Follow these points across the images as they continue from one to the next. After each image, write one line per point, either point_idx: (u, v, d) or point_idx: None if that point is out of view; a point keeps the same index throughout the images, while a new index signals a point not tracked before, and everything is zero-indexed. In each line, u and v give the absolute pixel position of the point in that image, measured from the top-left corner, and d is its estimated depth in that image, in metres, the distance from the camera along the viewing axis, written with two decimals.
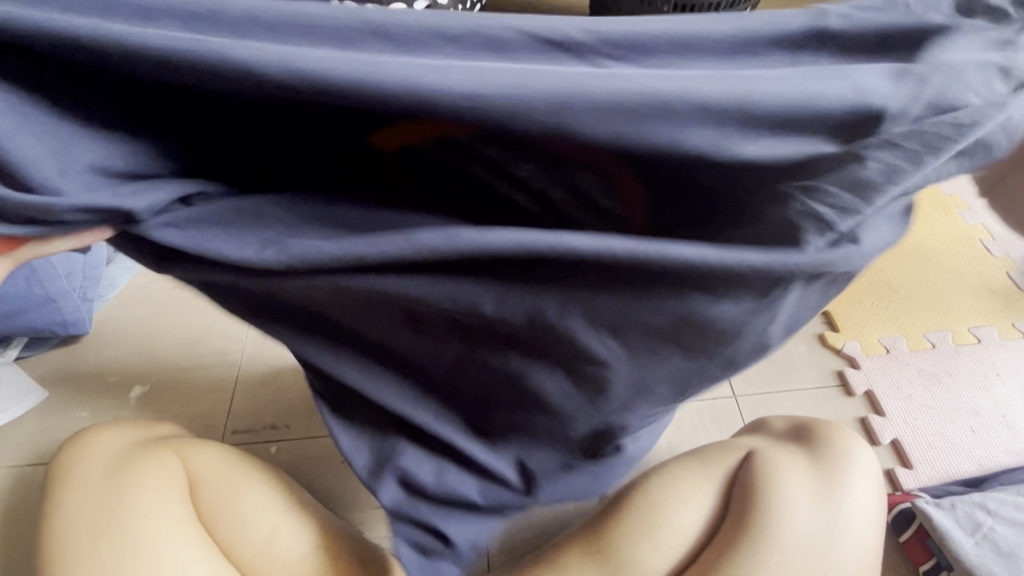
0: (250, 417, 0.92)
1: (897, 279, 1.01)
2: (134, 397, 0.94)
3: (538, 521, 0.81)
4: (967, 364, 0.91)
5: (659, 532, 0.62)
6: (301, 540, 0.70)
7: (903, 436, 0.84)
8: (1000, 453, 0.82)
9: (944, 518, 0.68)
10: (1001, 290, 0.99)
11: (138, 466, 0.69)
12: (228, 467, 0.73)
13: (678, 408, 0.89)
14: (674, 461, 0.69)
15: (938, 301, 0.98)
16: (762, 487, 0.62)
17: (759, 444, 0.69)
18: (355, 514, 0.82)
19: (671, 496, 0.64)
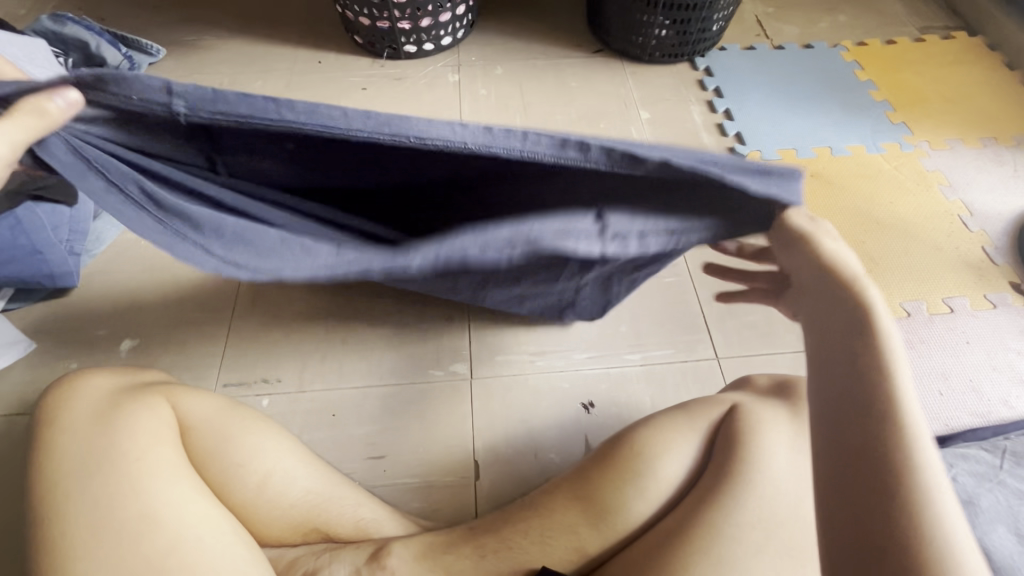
0: (241, 371, 0.93)
1: (878, 251, 1.05)
2: (125, 350, 0.95)
3: (527, 471, 0.83)
4: (939, 332, 0.94)
5: (643, 481, 0.64)
6: (294, 486, 0.72)
7: None
8: (966, 415, 0.86)
9: None
10: (975, 263, 1.03)
11: (129, 410, 0.68)
12: (219, 416, 0.73)
13: (663, 368, 0.92)
14: (660, 416, 0.70)
15: (915, 273, 1.01)
16: (745, 436, 0.64)
17: (745, 398, 0.70)
18: (348, 464, 0.84)
19: (655, 447, 0.66)
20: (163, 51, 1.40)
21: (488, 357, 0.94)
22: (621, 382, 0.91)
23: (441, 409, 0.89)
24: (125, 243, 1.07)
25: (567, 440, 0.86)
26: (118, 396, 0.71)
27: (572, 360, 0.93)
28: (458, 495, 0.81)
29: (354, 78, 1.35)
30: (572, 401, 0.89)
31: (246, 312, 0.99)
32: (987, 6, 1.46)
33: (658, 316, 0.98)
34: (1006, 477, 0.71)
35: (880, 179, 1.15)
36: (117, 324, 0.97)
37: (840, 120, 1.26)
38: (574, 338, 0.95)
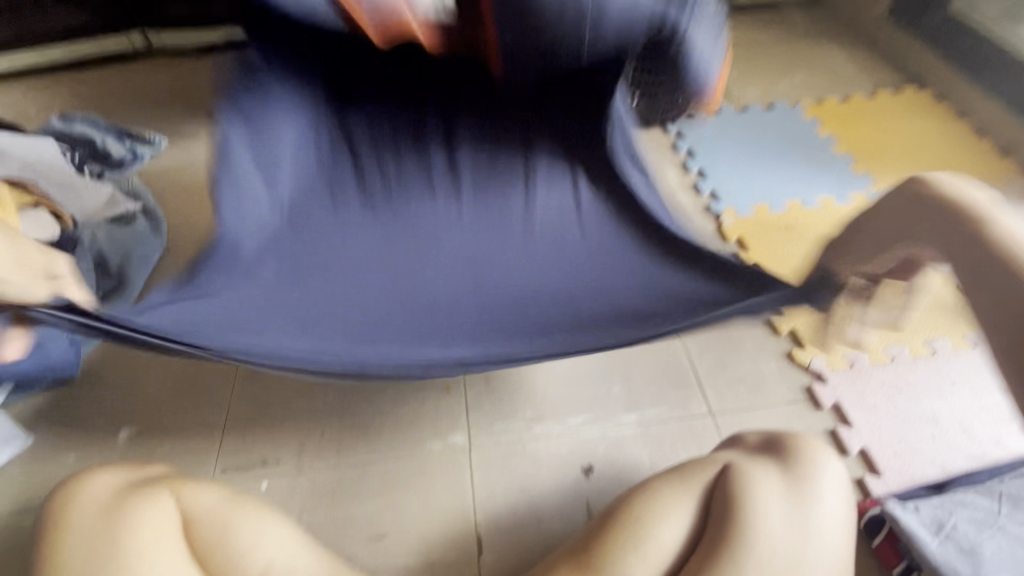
0: (239, 455, 0.93)
1: (857, 298, 1.08)
2: (123, 439, 0.95)
3: (530, 541, 0.83)
4: (923, 374, 0.97)
5: (643, 547, 0.64)
6: (298, 571, 0.71)
7: (870, 447, 0.88)
8: (960, 458, 0.87)
9: (911, 520, 0.72)
10: (952, 304, 1.07)
11: (133, 505, 0.69)
12: (223, 505, 0.73)
13: (659, 426, 0.93)
14: (655, 479, 0.71)
15: (896, 318, 1.05)
16: (740, 497, 0.65)
17: (736, 456, 0.71)
18: (348, 547, 0.83)
19: (653, 512, 0.67)
20: (165, 141, 1.47)
21: (485, 426, 0.94)
22: (618, 444, 0.92)
23: (440, 483, 0.89)
24: None
25: (568, 508, 0.86)
26: (123, 491, 0.71)
27: (569, 424, 0.94)
28: (461, 573, 0.80)
29: (346, 158, 1.43)
30: (570, 466, 0.90)
31: (244, 395, 1.00)
32: (931, 62, 1.58)
33: (650, 373, 1.00)
34: (1006, 522, 0.71)
35: None
36: (115, 414, 0.98)
37: (808, 175, 1.33)
38: (569, 403, 0.97)
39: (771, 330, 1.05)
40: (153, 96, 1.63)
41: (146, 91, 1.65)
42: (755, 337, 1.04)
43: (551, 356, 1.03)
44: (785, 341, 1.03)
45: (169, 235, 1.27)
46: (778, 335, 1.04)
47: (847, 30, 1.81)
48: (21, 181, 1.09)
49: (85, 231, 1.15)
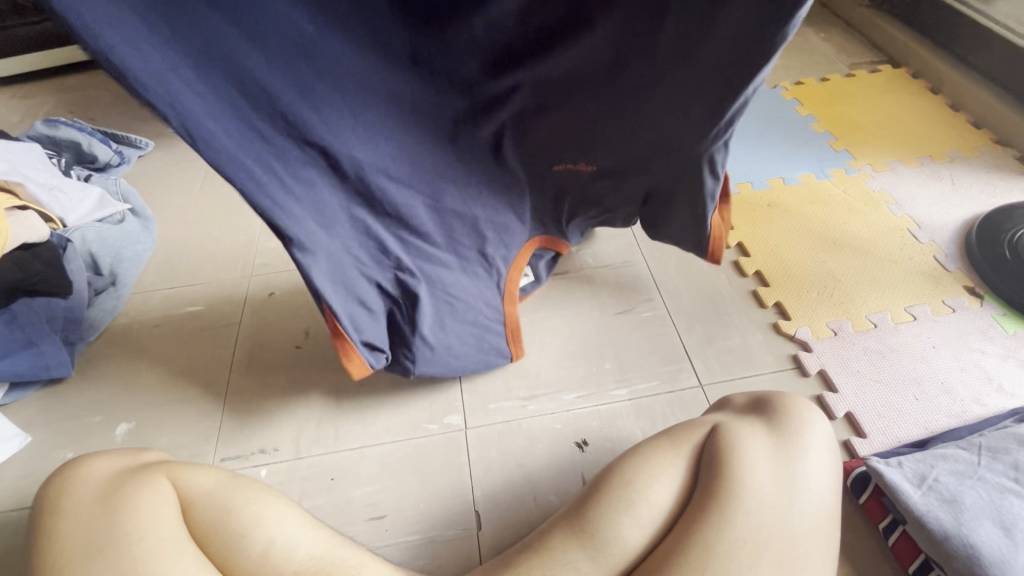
0: (238, 444, 0.94)
1: (839, 269, 1.11)
2: (120, 434, 0.95)
3: (527, 514, 0.84)
4: (905, 339, 0.99)
5: (635, 506, 0.66)
6: (297, 550, 0.72)
7: (855, 410, 0.91)
8: (942, 417, 0.89)
9: (894, 474, 0.74)
10: (930, 272, 1.10)
11: (133, 490, 0.71)
12: (221, 488, 0.74)
13: (650, 399, 0.95)
14: (646, 442, 0.73)
15: (877, 287, 1.07)
16: (728, 453, 0.67)
17: (725, 418, 0.73)
18: (348, 528, 0.84)
19: (644, 473, 0.68)
20: (152, 143, 1.48)
21: (480, 406, 0.96)
22: (611, 418, 0.94)
23: (438, 463, 0.90)
24: (120, 328, 1.10)
25: (564, 482, 0.87)
26: (118, 479, 0.72)
27: (562, 401, 0.96)
28: (461, 548, 0.81)
29: None
30: (565, 441, 0.91)
31: (240, 386, 1.01)
32: (905, 42, 1.61)
33: (640, 349, 1.02)
34: (985, 472, 0.74)
35: (832, 203, 1.23)
36: (112, 410, 0.98)
37: (789, 153, 1.36)
38: (561, 381, 0.98)
39: (756, 303, 1.07)
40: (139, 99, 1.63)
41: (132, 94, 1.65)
42: (741, 311, 1.06)
43: (542, 337, 1.04)
44: (771, 313, 1.05)
45: (159, 234, 1.27)
46: (764, 308, 1.06)
47: (823, 15, 1.84)
48: (9, 182, 1.07)
49: (74, 232, 1.12)
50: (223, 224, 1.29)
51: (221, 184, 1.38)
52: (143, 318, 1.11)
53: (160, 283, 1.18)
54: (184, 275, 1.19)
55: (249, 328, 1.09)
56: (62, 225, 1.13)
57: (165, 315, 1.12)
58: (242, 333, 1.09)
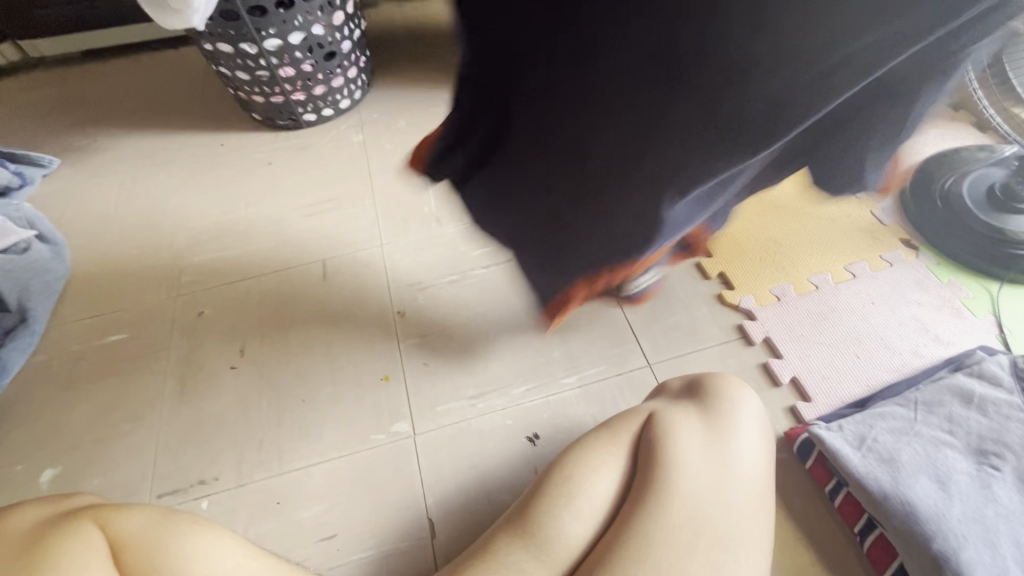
0: (175, 477, 0.89)
1: (780, 233, 1.11)
2: (46, 481, 0.89)
3: (482, 516, 0.83)
4: (845, 298, 1.00)
5: (575, 500, 0.65)
6: None
7: (800, 374, 0.92)
8: (882, 373, 0.91)
9: (835, 439, 0.75)
10: (867, 227, 1.10)
11: (53, 541, 0.64)
12: (154, 527, 0.69)
13: (599, 384, 0.94)
14: (586, 437, 0.72)
15: (818, 248, 1.07)
16: (664, 439, 0.66)
17: (660, 403, 0.73)
18: (297, 553, 0.81)
19: (583, 466, 0.67)
20: (57, 161, 1.37)
21: (428, 410, 0.93)
22: (561, 409, 0.92)
23: (388, 473, 0.87)
24: (37, 366, 1.03)
25: (518, 479, 0.85)
26: (35, 530, 0.66)
27: (511, 395, 0.94)
28: (417, 559, 0.79)
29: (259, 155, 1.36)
30: (516, 437, 0.90)
31: (174, 416, 0.95)
32: None
33: (587, 334, 1.00)
34: (921, 427, 0.75)
35: None
36: (35, 456, 0.92)
37: None
38: (509, 375, 0.96)
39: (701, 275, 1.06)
40: (40, 111, 1.50)
41: (31, 106, 1.51)
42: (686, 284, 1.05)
43: (488, 331, 1.01)
44: (715, 284, 1.04)
45: (73, 259, 1.18)
46: (708, 279, 1.05)
47: None
48: None
49: None
50: (143, 242, 1.21)
51: (138, 199, 1.29)
52: (61, 352, 1.04)
53: (77, 313, 1.10)
54: (103, 302, 1.11)
55: (179, 352, 1.03)
56: None
57: (86, 347, 1.05)
58: (172, 358, 1.02)
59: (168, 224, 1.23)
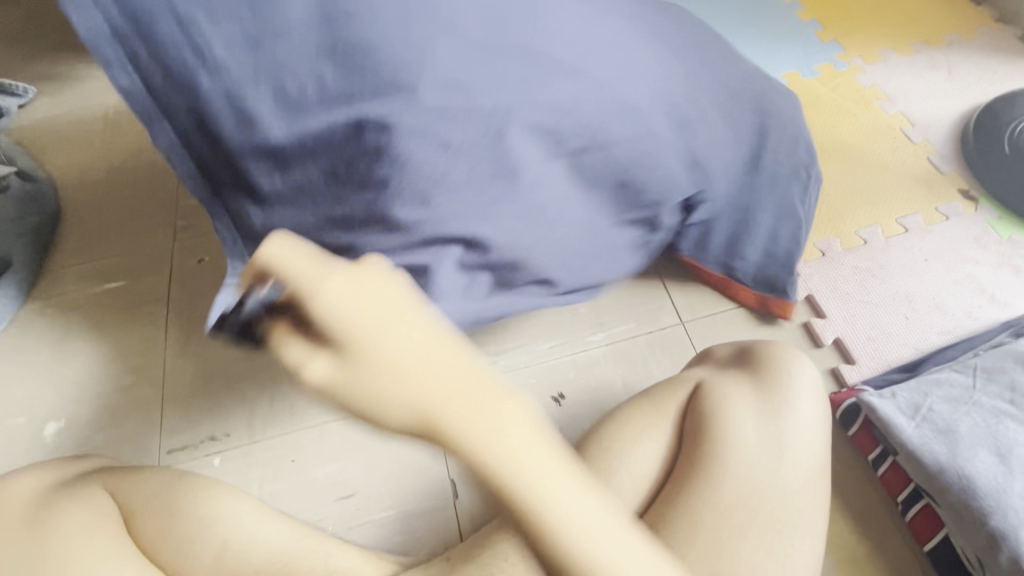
0: (185, 432, 0.85)
1: (827, 181, 1.01)
2: (50, 435, 0.85)
3: None
4: (896, 254, 0.93)
5: (617, 477, 0.62)
6: (254, 549, 0.64)
7: (844, 335, 0.86)
8: (933, 335, 0.85)
9: (888, 407, 0.70)
10: (923, 176, 1.01)
11: (61, 508, 0.62)
12: (163, 489, 0.67)
13: (629, 343, 0.89)
14: (625, 405, 0.68)
15: (868, 198, 0.99)
16: (713, 413, 0.62)
17: (706, 373, 0.68)
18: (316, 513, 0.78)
19: (624, 440, 0.64)
20: (33, 89, 1.25)
21: None
22: (589, 368, 0.87)
23: None
24: (29, 315, 0.97)
25: None
26: (44, 498, 0.64)
27: (536, 353, 0.89)
28: (440, 520, 0.77)
29: None
30: (541, 396, 0.85)
31: (179, 369, 0.90)
32: None
33: (616, 289, 0.94)
34: (981, 396, 0.70)
35: (820, 104, 1.11)
36: (36, 409, 0.88)
37: (773, 48, 1.20)
38: (533, 331, 0.91)
39: None
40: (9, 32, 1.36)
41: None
42: None
43: None
44: None
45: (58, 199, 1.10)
46: None
47: None
48: None
49: None
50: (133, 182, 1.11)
51: (125, 133, 1.18)
52: (55, 301, 0.98)
53: (69, 259, 1.02)
54: (95, 247, 1.04)
55: (180, 302, 0.97)
56: None
57: (80, 295, 0.98)
58: (173, 309, 0.96)
59: (159, 162, 1.14)
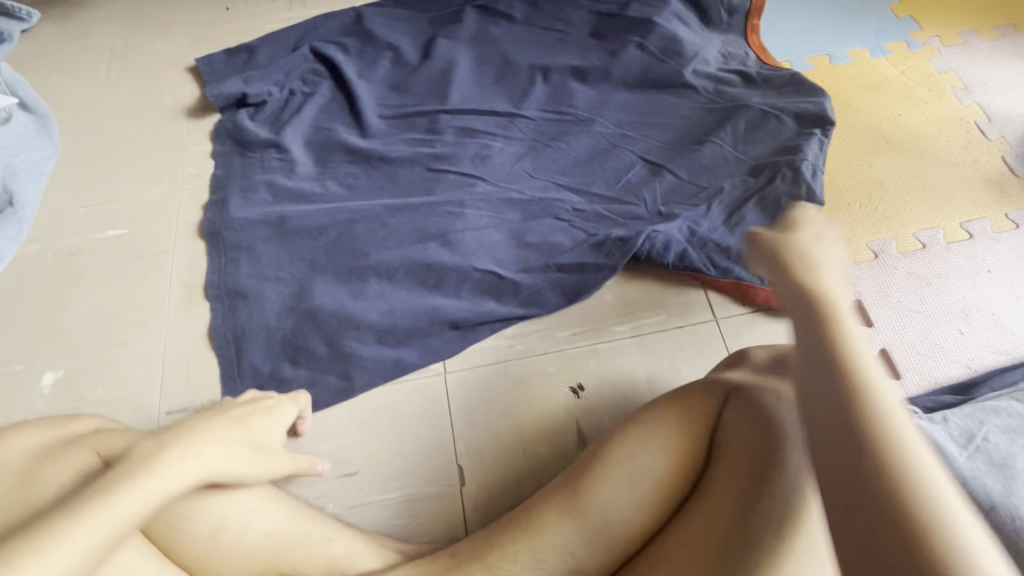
0: (185, 394, 0.81)
1: (887, 175, 0.93)
2: (47, 386, 0.82)
3: (516, 469, 0.76)
4: (956, 262, 0.85)
5: (637, 483, 0.57)
6: (252, 528, 0.62)
7: (891, 347, 0.79)
8: (988, 355, 0.78)
9: (937, 433, 0.65)
10: (995, 177, 0.92)
11: (53, 472, 0.59)
12: None
13: (656, 336, 0.83)
14: (652, 405, 0.63)
15: (931, 197, 0.90)
16: (750, 425, 0.56)
17: (740, 377, 0.62)
18: (316, 488, 0.75)
19: (648, 445, 0.59)
20: (38, 14, 1.16)
21: (461, 346, 0.83)
22: (611, 359, 0.82)
23: (416, 412, 0.80)
24: (29, 257, 0.92)
25: (557, 433, 0.78)
26: (34, 458, 0.61)
27: (555, 339, 0.84)
28: (444, 508, 0.74)
29: (271, 26, 1.15)
30: (558, 386, 0.80)
31: (182, 327, 0.86)
32: None
33: (646, 276, 0.87)
34: None
35: (887, 88, 1.01)
36: (34, 358, 0.84)
37: (840, 20, 1.09)
38: (556, 315, 0.85)
39: None
40: None
41: None
42: None
43: None
44: None
45: (62, 136, 1.04)
46: None
47: None
48: None
49: None
50: (140, 123, 1.05)
51: (133, 69, 1.11)
52: (56, 245, 0.93)
53: (71, 201, 0.97)
54: (98, 190, 0.98)
55: (186, 255, 0.92)
56: None
57: (83, 241, 0.94)
58: (178, 262, 0.91)
59: (167, 103, 1.07)
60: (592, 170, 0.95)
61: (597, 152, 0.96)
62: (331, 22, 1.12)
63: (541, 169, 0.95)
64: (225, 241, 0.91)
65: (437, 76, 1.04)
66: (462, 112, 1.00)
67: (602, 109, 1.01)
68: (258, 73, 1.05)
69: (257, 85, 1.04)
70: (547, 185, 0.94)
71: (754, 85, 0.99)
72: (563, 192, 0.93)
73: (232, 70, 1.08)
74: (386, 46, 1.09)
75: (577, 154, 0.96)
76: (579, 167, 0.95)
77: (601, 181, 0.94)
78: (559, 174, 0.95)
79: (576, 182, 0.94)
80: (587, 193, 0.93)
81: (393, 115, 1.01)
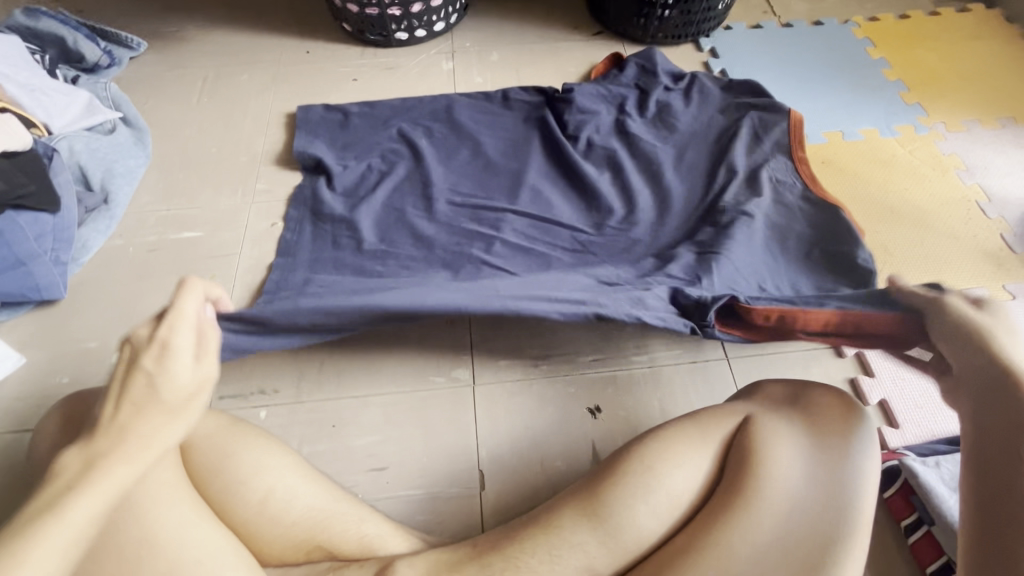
0: (238, 382, 0.90)
1: (893, 242, 1.01)
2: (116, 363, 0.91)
3: (534, 479, 0.81)
4: None
5: (653, 493, 0.63)
6: (296, 502, 0.68)
7: (890, 397, 0.85)
8: None
9: (929, 475, 0.71)
10: (994, 252, 0.99)
11: None
12: (219, 432, 0.70)
13: (671, 369, 0.90)
14: (671, 426, 0.69)
15: (933, 265, 0.98)
16: (761, 451, 0.63)
17: (757, 409, 0.69)
18: (348, 478, 0.81)
19: (667, 460, 0.64)
20: (145, 44, 1.34)
21: (491, 362, 0.91)
22: (628, 386, 0.89)
23: (445, 418, 0.86)
24: (113, 249, 1.04)
25: (574, 450, 0.83)
26: (114, 419, 0.67)
27: (577, 364, 0.91)
28: (465, 509, 0.79)
29: (344, 69, 1.30)
30: (577, 407, 0.87)
31: None
32: None
33: None
34: None
35: (895, 165, 1.11)
36: (107, 337, 0.94)
37: (853, 102, 1.21)
38: (580, 341, 0.93)
39: None
40: None
41: None
42: None
43: None
44: None
45: (154, 148, 1.17)
46: None
47: None
48: None
49: (60, 140, 1.06)
50: (222, 142, 1.18)
51: (221, 97, 1.26)
52: (138, 240, 1.05)
53: (156, 204, 1.09)
54: (180, 196, 1.11)
55: (251, 260, 1.02)
56: (47, 132, 1.07)
57: (162, 239, 1.05)
58: (243, 265, 1.02)
59: (247, 127, 1.21)
60: (615, 248, 0.98)
61: (622, 228, 1.00)
62: (424, 106, 1.19)
63: (568, 245, 0.99)
64: (280, 289, 0.95)
65: (494, 155, 1.12)
66: (528, 212, 1.02)
67: (659, 207, 1.01)
68: (342, 139, 1.15)
69: (348, 153, 1.12)
70: (573, 260, 0.96)
71: (805, 207, 0.96)
72: (589, 267, 0.94)
73: (323, 127, 1.17)
74: (470, 136, 1.14)
75: (603, 232, 1.00)
76: (600, 243, 0.98)
77: (625, 259, 0.95)
78: (583, 250, 0.97)
79: (601, 258, 0.96)
80: (611, 270, 0.93)
81: (456, 191, 1.06)
